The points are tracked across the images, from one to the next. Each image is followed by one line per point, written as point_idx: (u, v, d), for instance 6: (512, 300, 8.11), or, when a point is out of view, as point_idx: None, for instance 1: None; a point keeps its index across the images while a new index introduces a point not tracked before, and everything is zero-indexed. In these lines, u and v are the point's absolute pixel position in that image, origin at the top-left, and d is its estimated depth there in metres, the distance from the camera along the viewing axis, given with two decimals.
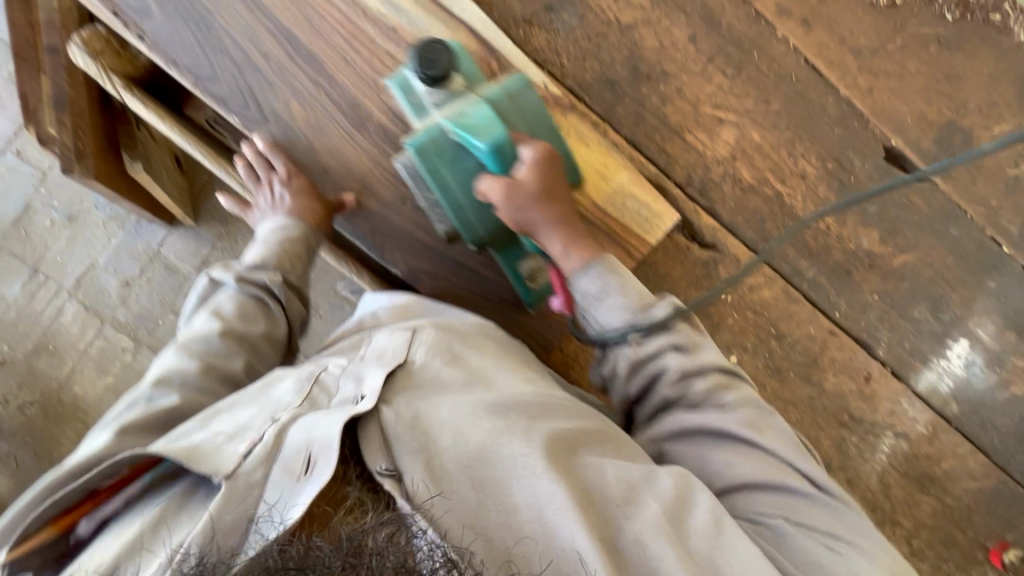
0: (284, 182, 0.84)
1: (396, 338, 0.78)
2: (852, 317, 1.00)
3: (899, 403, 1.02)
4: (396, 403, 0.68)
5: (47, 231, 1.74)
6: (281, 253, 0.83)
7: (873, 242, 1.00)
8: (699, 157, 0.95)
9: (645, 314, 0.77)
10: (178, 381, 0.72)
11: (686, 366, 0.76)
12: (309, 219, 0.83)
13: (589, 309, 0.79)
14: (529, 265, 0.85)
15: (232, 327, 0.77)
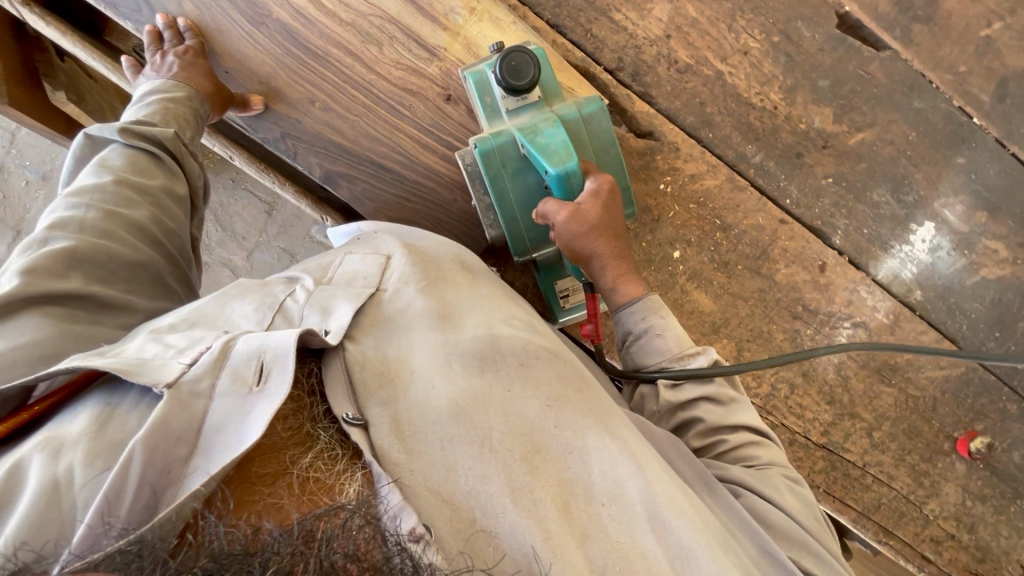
0: (180, 55, 0.77)
1: (370, 265, 0.72)
2: (804, 204, 0.95)
3: (857, 292, 0.97)
4: (362, 341, 0.63)
5: (24, 191, 1.80)
6: (165, 110, 0.74)
7: (826, 120, 0.93)
8: (630, 38, 0.88)
9: (681, 361, 0.74)
10: (73, 227, 0.62)
11: (718, 424, 0.71)
12: (196, 88, 0.76)
13: (633, 344, 0.77)
14: (564, 284, 0.86)
15: (127, 177, 0.67)
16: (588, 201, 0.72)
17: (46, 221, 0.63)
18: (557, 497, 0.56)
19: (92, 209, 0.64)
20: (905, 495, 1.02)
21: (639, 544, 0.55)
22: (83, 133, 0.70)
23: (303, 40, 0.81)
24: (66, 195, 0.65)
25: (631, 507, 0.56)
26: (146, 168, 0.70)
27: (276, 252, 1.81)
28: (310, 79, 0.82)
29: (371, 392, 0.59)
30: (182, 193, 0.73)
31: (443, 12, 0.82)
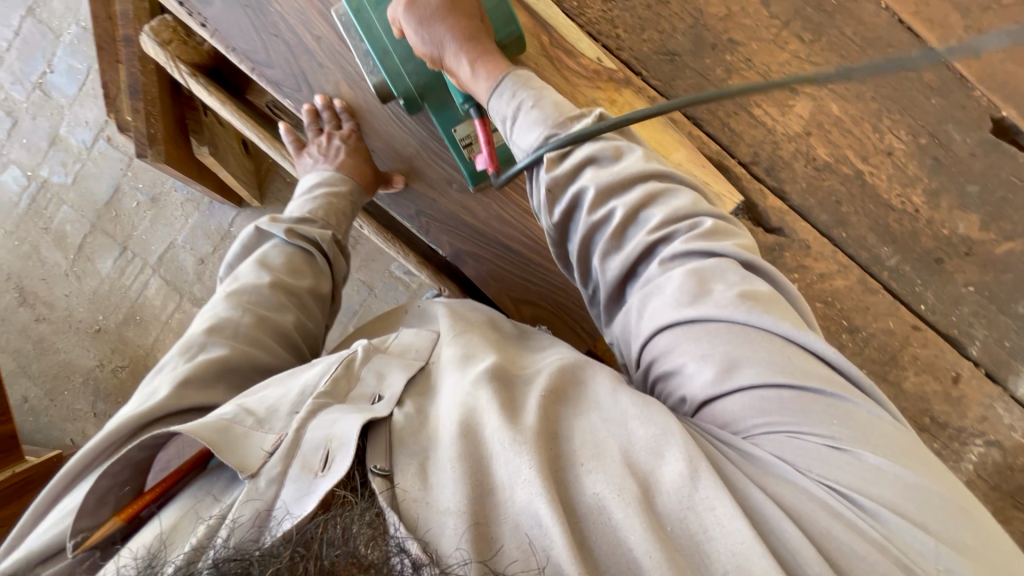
0: (345, 138, 0.82)
1: (423, 338, 0.69)
2: (941, 312, 0.90)
3: (993, 408, 0.91)
4: (407, 404, 0.56)
5: (135, 211, 1.94)
6: (327, 207, 0.80)
7: (971, 227, 0.88)
8: (768, 134, 0.87)
9: (563, 128, 0.65)
10: (231, 331, 0.66)
11: (611, 187, 0.61)
12: (357, 180, 0.82)
13: (510, 135, 0.69)
14: (463, 130, 0.79)
15: (280, 279, 0.72)
16: None
17: (203, 320, 0.68)
18: (547, 470, 0.47)
19: (244, 312, 0.68)
20: None
21: (617, 475, 0.46)
22: (252, 226, 0.77)
23: None
24: (225, 294, 0.70)
25: (613, 458, 0.47)
26: (297, 268, 0.75)
27: (356, 284, 1.87)
28: (449, 161, 0.84)
29: (403, 442, 0.52)
30: (325, 292, 0.77)
31: (585, 103, 0.82)
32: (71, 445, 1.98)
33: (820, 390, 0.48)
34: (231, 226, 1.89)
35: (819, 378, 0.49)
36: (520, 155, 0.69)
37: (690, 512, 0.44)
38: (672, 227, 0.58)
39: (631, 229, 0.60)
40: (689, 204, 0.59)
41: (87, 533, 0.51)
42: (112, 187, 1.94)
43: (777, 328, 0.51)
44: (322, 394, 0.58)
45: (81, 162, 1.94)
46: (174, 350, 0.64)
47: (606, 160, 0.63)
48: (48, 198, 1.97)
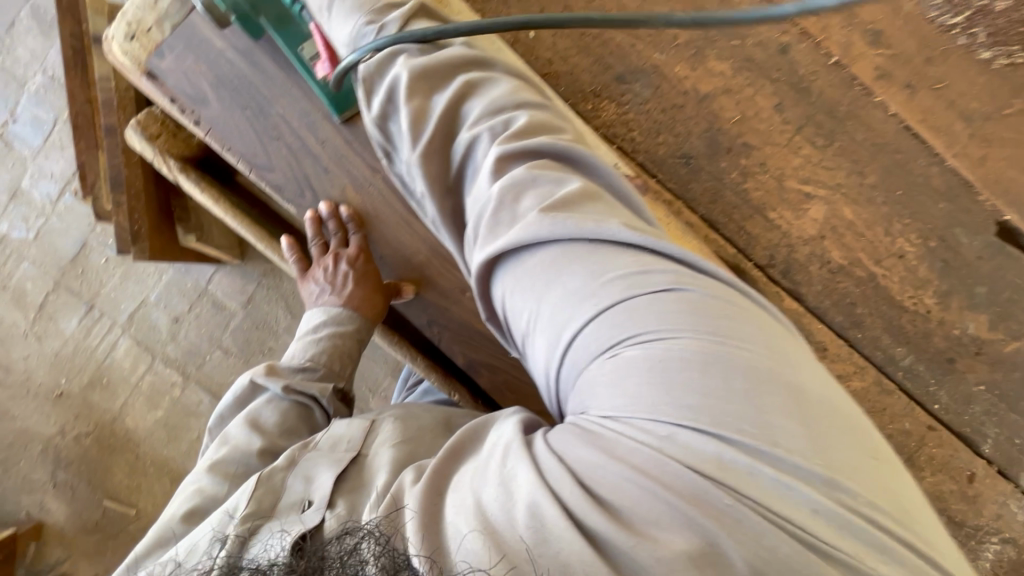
0: (352, 261, 0.76)
1: (354, 427, 0.60)
2: (954, 411, 0.90)
3: (1008, 506, 0.91)
4: (338, 506, 0.51)
5: (103, 267, 1.83)
6: (331, 349, 0.72)
7: (981, 327, 0.89)
8: (783, 236, 0.86)
9: (377, 23, 0.63)
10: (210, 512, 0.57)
11: (423, 75, 0.61)
12: (366, 314, 0.74)
13: (334, 33, 0.65)
14: (311, 48, 0.72)
15: (273, 445, 0.61)
16: None
17: (181, 500, 0.58)
18: (427, 524, 0.43)
19: (231, 486, 0.59)
20: None
21: (468, 493, 0.45)
22: (246, 375, 0.68)
23: None
24: (209, 464, 0.61)
25: (467, 487, 0.45)
26: (294, 428, 0.64)
27: None
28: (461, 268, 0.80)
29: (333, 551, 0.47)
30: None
31: None
32: (27, 520, 1.82)
33: (624, 285, 0.46)
34: (209, 283, 1.80)
35: (619, 280, 0.46)
36: (343, 52, 0.66)
37: (506, 488, 0.43)
38: (485, 124, 0.58)
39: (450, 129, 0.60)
40: (504, 95, 0.60)
41: None
42: (79, 242, 1.82)
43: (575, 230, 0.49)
44: (250, 516, 0.53)
45: (44, 218, 1.82)
46: (150, 540, 0.56)
47: (422, 52, 0.63)
48: (7, 254, 1.84)
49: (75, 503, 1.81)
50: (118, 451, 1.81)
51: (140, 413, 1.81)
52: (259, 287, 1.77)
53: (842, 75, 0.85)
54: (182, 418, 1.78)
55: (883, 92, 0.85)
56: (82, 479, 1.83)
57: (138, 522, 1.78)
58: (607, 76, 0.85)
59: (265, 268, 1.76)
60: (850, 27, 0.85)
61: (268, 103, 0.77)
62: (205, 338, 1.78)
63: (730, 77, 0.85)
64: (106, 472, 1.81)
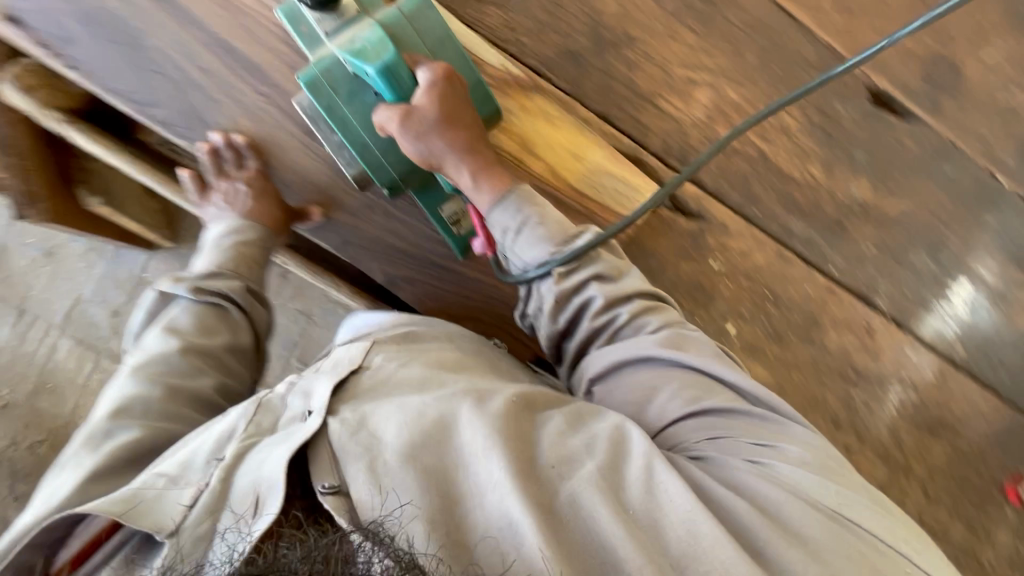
0: (250, 181, 0.79)
1: (352, 351, 0.71)
2: (849, 271, 0.97)
3: (905, 352, 0.99)
4: (344, 413, 0.60)
5: (30, 269, 1.76)
6: (237, 255, 0.77)
7: (864, 190, 0.96)
8: (675, 124, 0.90)
9: (565, 246, 0.73)
10: (140, 410, 0.65)
11: (603, 276, 0.74)
12: (267, 224, 0.79)
13: (506, 247, 0.74)
14: (450, 208, 0.80)
15: (191, 342, 0.69)
16: (423, 97, 0.70)
17: (110, 402, 0.65)
18: (535, 488, 0.54)
19: (155, 386, 0.66)
20: (962, 546, 1.03)
21: (603, 475, 0.57)
22: (151, 290, 0.74)
23: None
24: (131, 369, 0.68)
25: (583, 464, 0.57)
26: (211, 327, 0.71)
27: (293, 314, 1.78)
28: (366, 185, 0.81)
29: (343, 450, 0.56)
30: (245, 345, 0.74)
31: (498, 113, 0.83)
32: None
33: (773, 436, 0.64)
34: (145, 271, 1.76)
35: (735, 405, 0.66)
36: (516, 259, 0.74)
37: (657, 505, 0.55)
38: (649, 317, 0.74)
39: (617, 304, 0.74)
40: (640, 308, 0.74)
41: None
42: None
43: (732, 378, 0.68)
44: (249, 436, 0.62)
45: None
46: (80, 441, 0.63)
47: (563, 236, 0.73)
48: None
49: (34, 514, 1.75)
50: None
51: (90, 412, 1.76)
52: None
53: None
54: None
55: None
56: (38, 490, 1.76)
57: None
58: None
59: None
60: None
61: (142, 36, 0.76)
62: None
63: None
64: None
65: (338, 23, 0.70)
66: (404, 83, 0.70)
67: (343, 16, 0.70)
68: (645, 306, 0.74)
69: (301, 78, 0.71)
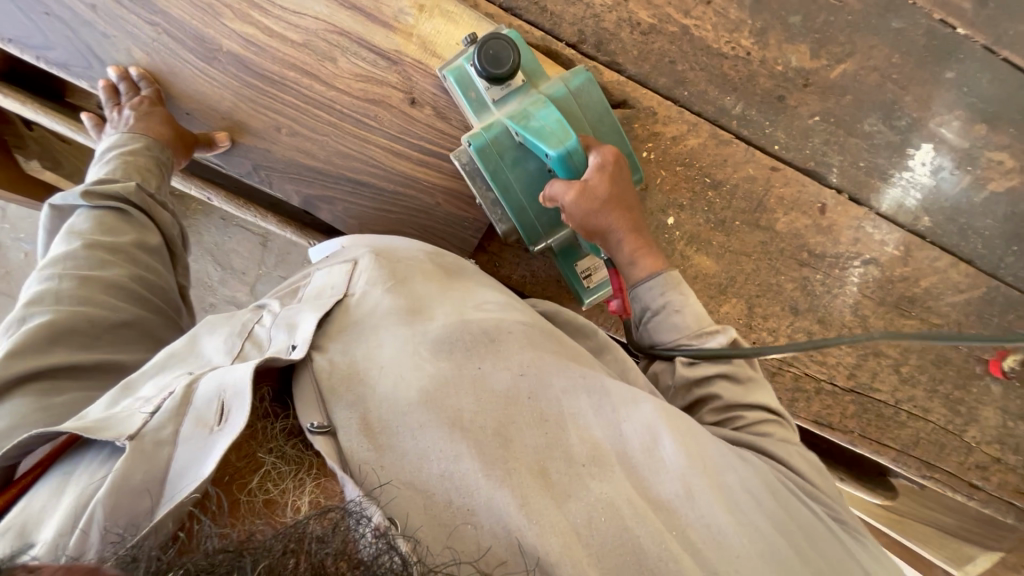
0: (136, 106, 0.76)
1: (336, 277, 0.74)
2: (794, 148, 0.92)
3: (863, 228, 0.94)
4: (331, 351, 0.63)
5: (26, 264, 1.84)
6: (126, 165, 0.74)
7: (803, 58, 0.90)
8: (587, 9, 0.86)
9: (699, 340, 0.71)
10: (52, 298, 0.63)
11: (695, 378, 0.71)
12: (156, 138, 0.76)
13: (644, 320, 0.75)
14: (584, 264, 0.82)
15: (94, 239, 0.67)
16: (594, 176, 0.71)
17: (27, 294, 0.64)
18: (538, 469, 0.55)
19: (63, 278, 0.64)
20: (941, 425, 1.00)
21: (643, 480, 0.56)
22: (48, 205, 0.71)
23: (259, 69, 0.80)
24: (40, 270, 0.66)
25: (614, 470, 0.56)
26: (113, 227, 0.69)
27: (278, 282, 1.81)
28: (271, 107, 0.81)
29: (334, 391, 0.59)
30: (155, 244, 0.72)
31: (393, 14, 0.79)
32: None
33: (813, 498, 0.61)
34: None
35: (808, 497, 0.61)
36: (638, 306, 0.76)
37: (681, 519, 0.54)
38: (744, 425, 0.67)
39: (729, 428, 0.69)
40: (756, 420, 0.67)
41: None
42: None
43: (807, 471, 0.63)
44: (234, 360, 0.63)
45: None
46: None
47: (697, 338, 0.71)
48: None
49: None
50: None
51: None
52: None
53: None
54: None
55: None
56: None
57: None
58: None
59: None
60: None
61: None
62: None
63: None
64: None
65: (508, 92, 0.74)
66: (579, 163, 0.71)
67: (511, 86, 0.74)
68: (767, 416, 0.68)
69: (472, 144, 0.74)
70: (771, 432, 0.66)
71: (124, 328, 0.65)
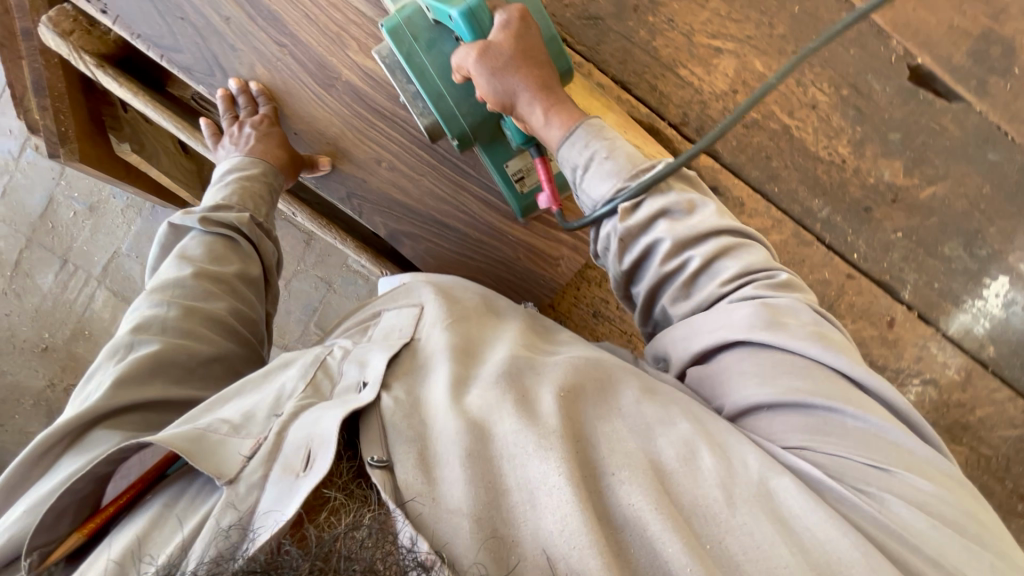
0: (257, 124, 0.80)
1: (404, 318, 0.73)
2: (873, 259, 0.93)
3: (927, 348, 0.94)
4: (396, 390, 0.60)
5: (72, 222, 1.86)
6: (242, 190, 0.78)
7: (896, 174, 0.91)
8: (695, 94, 0.88)
9: (636, 178, 0.64)
10: (158, 326, 0.64)
11: (639, 231, 0.64)
12: (271, 162, 0.79)
13: (578, 183, 0.68)
14: (516, 166, 0.78)
15: (203, 268, 0.70)
16: (498, 33, 0.67)
17: (129, 320, 0.66)
18: (577, 478, 0.49)
19: (170, 306, 0.66)
20: None
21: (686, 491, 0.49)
22: (166, 223, 0.74)
23: (372, 102, 0.81)
24: (147, 293, 0.68)
25: (643, 473, 0.50)
26: (221, 256, 0.72)
27: (313, 281, 1.82)
28: (377, 140, 0.82)
29: (394, 424, 0.56)
30: (255, 275, 0.75)
31: None
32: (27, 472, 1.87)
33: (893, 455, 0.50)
34: None
35: (872, 445, 0.51)
36: (569, 168, 0.68)
37: (728, 536, 0.46)
38: (708, 282, 0.61)
39: (701, 278, 0.62)
40: (709, 253, 0.61)
41: (45, 548, 0.51)
42: (46, 198, 1.85)
43: (846, 367, 0.54)
44: (307, 396, 0.62)
45: (9, 174, 1.85)
46: (103, 354, 0.63)
47: (630, 173, 0.65)
48: None
49: None
50: None
51: None
52: None
53: None
54: None
55: None
56: None
57: None
58: None
59: None
60: None
61: None
62: None
63: None
64: None
65: None
66: (482, 23, 0.67)
67: None
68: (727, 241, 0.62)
69: (383, 24, 0.70)
70: (727, 261, 0.61)
71: (217, 363, 0.66)
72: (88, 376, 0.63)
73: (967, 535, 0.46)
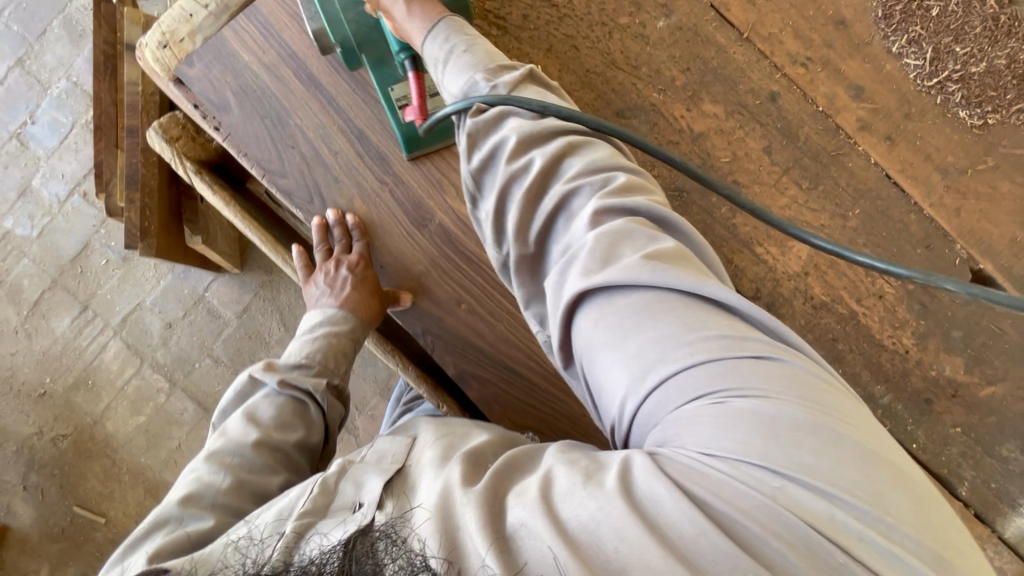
0: (352, 266, 0.81)
1: (399, 443, 0.61)
2: (931, 451, 0.92)
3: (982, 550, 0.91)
4: (388, 506, 0.51)
5: (102, 269, 1.84)
6: (327, 346, 0.77)
7: (957, 369, 0.92)
8: (769, 271, 0.91)
9: (488, 76, 0.64)
10: (209, 500, 0.60)
11: (488, 129, 0.60)
12: (361, 315, 0.79)
13: (438, 77, 0.67)
14: (401, 91, 0.79)
15: (266, 436, 0.66)
16: None
17: (181, 486, 0.62)
18: (489, 519, 0.43)
19: (227, 475, 0.62)
20: None
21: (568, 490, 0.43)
22: (246, 372, 0.74)
23: (460, 245, 0.83)
24: (207, 454, 0.65)
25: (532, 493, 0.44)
26: (289, 422, 0.69)
27: None
28: (459, 281, 0.83)
29: None
30: (315, 443, 0.71)
31: None
32: None
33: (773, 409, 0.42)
34: (207, 291, 1.83)
35: (738, 400, 0.42)
36: (432, 64, 0.68)
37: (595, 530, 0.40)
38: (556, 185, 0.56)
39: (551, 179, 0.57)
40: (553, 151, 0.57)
41: None
42: (82, 243, 1.84)
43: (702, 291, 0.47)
44: (305, 513, 0.53)
45: (50, 216, 1.86)
46: (148, 524, 0.58)
47: (489, 74, 0.64)
48: (8, 250, 1.85)
49: (41, 507, 1.75)
50: (95, 456, 1.77)
51: (121, 417, 1.78)
52: (256, 297, 1.81)
53: (827, 124, 0.91)
54: (164, 424, 1.77)
55: (864, 142, 0.91)
56: (53, 483, 1.77)
57: (106, 530, 1.72)
58: (609, 112, 0.91)
59: (264, 279, 1.81)
60: (835, 81, 0.91)
61: (287, 113, 0.82)
62: (196, 345, 1.80)
63: (723, 119, 0.91)
64: (79, 476, 1.76)
65: None
66: None
67: None
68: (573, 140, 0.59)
69: None
70: (566, 155, 0.57)
71: None
72: (130, 545, 0.58)
73: (854, 481, 0.40)
